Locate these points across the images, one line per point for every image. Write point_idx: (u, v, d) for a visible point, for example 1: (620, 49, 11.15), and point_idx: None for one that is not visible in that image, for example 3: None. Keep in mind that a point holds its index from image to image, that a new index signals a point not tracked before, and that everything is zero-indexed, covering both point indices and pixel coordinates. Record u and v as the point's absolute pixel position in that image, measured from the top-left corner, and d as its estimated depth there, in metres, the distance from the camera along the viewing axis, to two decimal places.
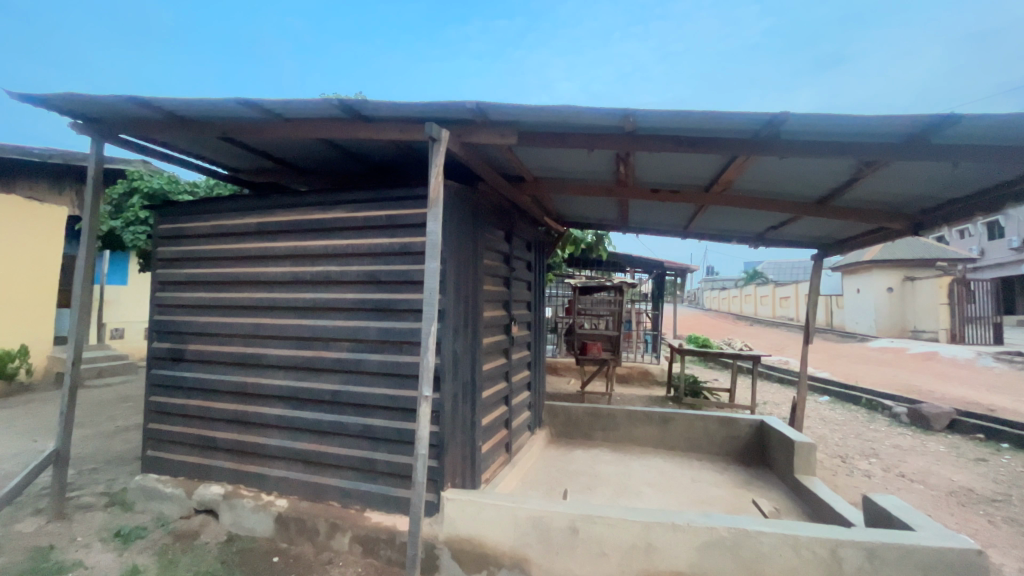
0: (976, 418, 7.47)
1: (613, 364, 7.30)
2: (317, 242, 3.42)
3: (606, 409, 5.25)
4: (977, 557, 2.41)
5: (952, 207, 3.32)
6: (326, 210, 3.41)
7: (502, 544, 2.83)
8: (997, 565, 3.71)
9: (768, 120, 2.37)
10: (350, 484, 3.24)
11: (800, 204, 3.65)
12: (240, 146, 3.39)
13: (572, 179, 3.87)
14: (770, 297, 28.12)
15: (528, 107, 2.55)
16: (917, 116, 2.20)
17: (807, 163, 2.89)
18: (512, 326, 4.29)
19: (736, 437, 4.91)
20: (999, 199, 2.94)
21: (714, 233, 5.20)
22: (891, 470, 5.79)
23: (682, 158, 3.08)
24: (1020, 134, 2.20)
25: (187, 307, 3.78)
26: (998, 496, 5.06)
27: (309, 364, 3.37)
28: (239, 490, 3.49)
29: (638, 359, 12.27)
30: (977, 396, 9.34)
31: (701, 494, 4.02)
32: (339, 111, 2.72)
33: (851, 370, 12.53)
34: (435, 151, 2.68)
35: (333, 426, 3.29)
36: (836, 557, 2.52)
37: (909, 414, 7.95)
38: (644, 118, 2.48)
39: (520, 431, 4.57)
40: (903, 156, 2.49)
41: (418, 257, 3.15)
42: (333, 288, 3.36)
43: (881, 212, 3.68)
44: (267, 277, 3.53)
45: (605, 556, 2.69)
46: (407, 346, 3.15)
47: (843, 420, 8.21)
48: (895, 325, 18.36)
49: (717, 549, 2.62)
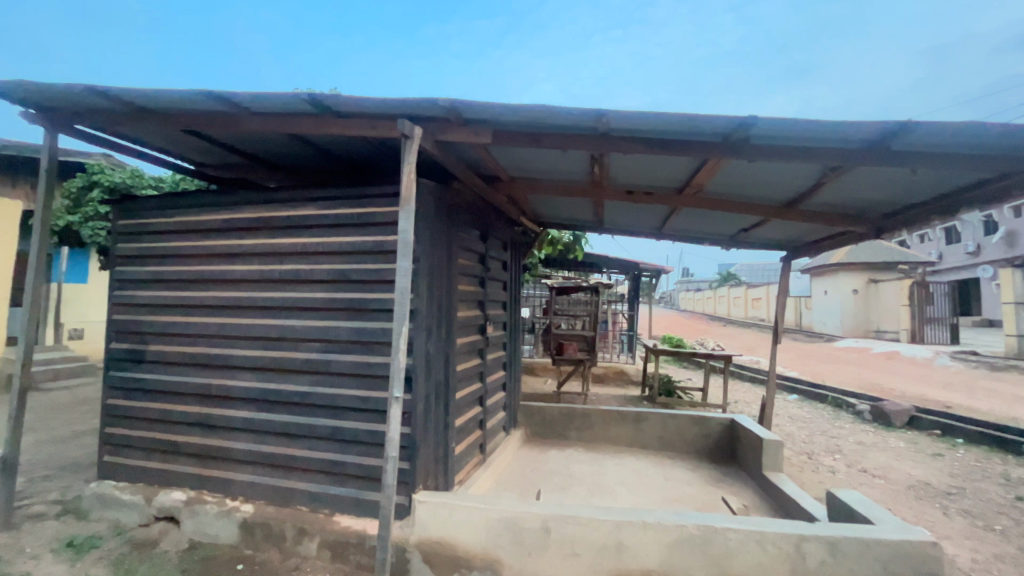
0: (933, 415, 7.78)
1: (589, 364, 7.34)
2: (286, 240, 3.33)
3: (580, 409, 5.28)
4: (932, 548, 2.50)
5: (911, 212, 3.45)
6: (296, 207, 3.32)
7: (474, 546, 2.80)
8: (951, 556, 3.86)
9: (737, 124, 2.40)
10: (319, 488, 3.16)
11: (768, 208, 3.73)
12: (208, 140, 3.27)
13: (548, 180, 3.87)
14: (742, 298, 28.82)
15: (502, 105, 2.53)
16: (879, 122, 2.27)
17: (776, 167, 2.96)
18: (488, 326, 4.27)
19: (707, 435, 4.99)
20: (955, 204, 3.06)
21: (687, 236, 5.29)
22: (854, 466, 5.99)
23: (654, 160, 3.11)
24: (974, 143, 2.29)
25: (148, 307, 3.63)
26: (952, 490, 5.28)
27: (277, 365, 3.27)
28: (202, 496, 3.37)
29: (614, 358, 12.40)
30: (934, 393, 9.77)
31: (673, 492, 4.07)
32: (309, 106, 2.65)
33: (817, 369, 12.94)
34: (408, 148, 2.63)
35: (301, 428, 3.20)
36: (799, 551, 2.58)
37: (872, 411, 8.24)
38: (617, 119, 2.49)
39: (495, 432, 4.54)
40: (865, 161, 2.57)
41: (390, 256, 3.10)
42: (302, 287, 3.27)
43: (846, 216, 3.79)
44: (233, 276, 3.42)
45: (576, 556, 2.69)
46: (378, 346, 3.09)
47: (810, 417, 8.46)
48: (860, 326, 19.06)
49: (686, 546, 2.65)
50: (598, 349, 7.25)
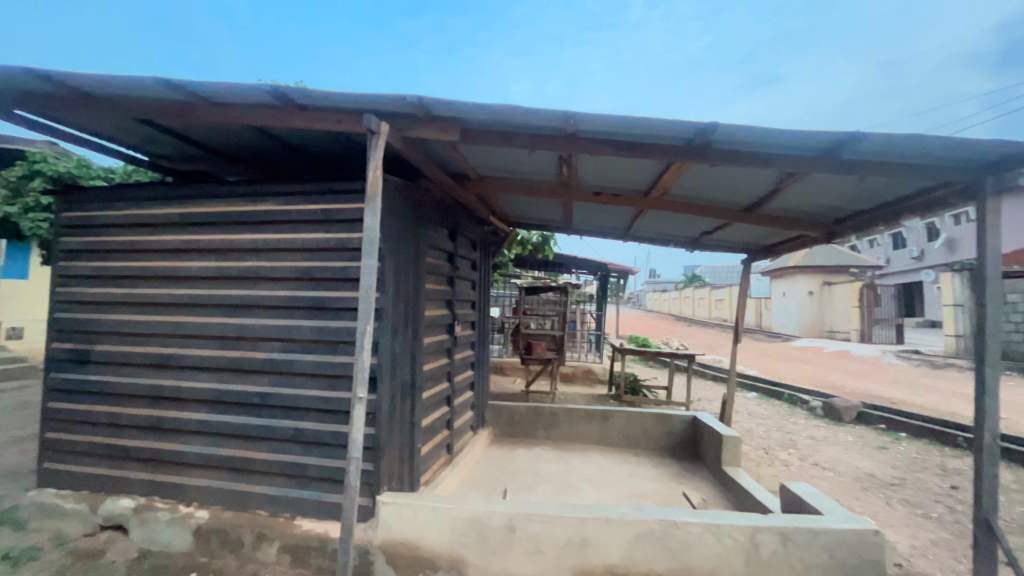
0: (879, 411, 8.23)
1: (557, 363, 7.40)
2: (245, 235, 3.22)
3: (547, 408, 5.33)
4: (874, 536, 2.65)
5: (859, 218, 3.65)
6: (257, 202, 3.22)
7: (438, 546, 2.78)
8: (893, 543, 4.10)
9: (699, 129, 2.46)
10: (278, 491, 3.07)
11: (729, 211, 3.86)
12: (163, 131, 3.12)
13: (516, 180, 3.89)
14: (706, 299, 29.71)
15: (471, 102, 2.51)
16: (831, 132, 2.37)
17: (735, 172, 3.07)
18: (456, 325, 4.25)
19: (671, 432, 5.11)
20: (899, 211, 3.24)
21: (653, 237, 5.42)
22: (807, 460, 6.28)
23: (620, 162, 3.16)
24: (917, 153, 2.43)
25: (94, 305, 3.44)
26: (895, 480, 5.61)
27: (235, 365, 3.16)
28: (153, 503, 3.22)
29: (582, 358, 12.57)
30: (880, 389, 10.35)
31: (637, 488, 4.16)
32: (271, 98, 2.57)
33: (774, 367, 13.49)
34: (374, 144, 2.55)
35: (261, 430, 3.10)
36: (753, 542, 2.68)
37: (824, 407, 8.65)
38: (584, 121, 2.52)
39: (462, 431, 4.53)
40: (819, 168, 2.69)
41: (355, 253, 3.04)
42: (263, 284, 3.17)
43: (800, 221, 3.97)
44: (189, 272, 3.28)
45: (540, 553, 2.71)
46: (342, 346, 3.03)
47: (768, 413, 8.81)
48: (815, 326, 19.96)
49: (648, 540, 2.71)
50: (566, 348, 7.33)
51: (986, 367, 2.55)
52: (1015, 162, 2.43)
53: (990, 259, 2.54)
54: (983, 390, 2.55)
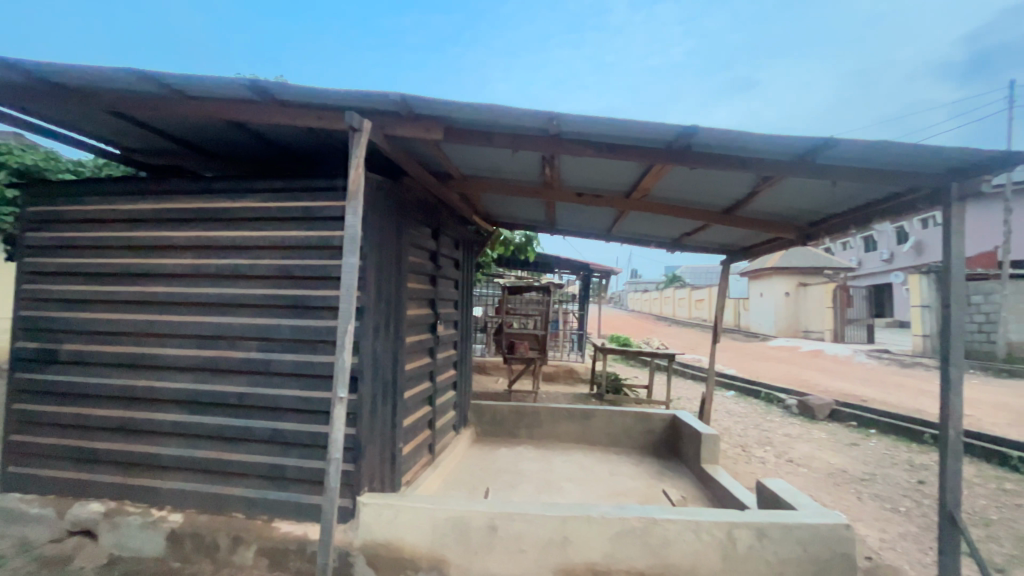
0: (851, 408, 8.49)
1: (540, 363, 7.42)
2: (223, 232, 3.15)
3: (530, 407, 5.35)
4: (845, 530, 2.73)
5: (833, 221, 3.75)
6: (235, 200, 3.16)
7: (420, 546, 2.76)
8: (863, 537, 4.24)
9: (680, 132, 2.50)
10: (256, 494, 3.01)
11: (709, 213, 3.93)
12: (136, 125, 3.03)
13: (500, 180, 3.89)
14: (686, 299, 30.16)
15: (454, 102, 2.51)
16: (806, 137, 2.44)
17: (714, 175, 3.13)
18: (438, 324, 4.23)
19: (651, 431, 5.18)
20: (870, 215, 3.35)
21: (634, 238, 5.48)
22: (782, 456, 6.43)
23: (602, 163, 3.19)
24: (887, 159, 2.52)
25: (63, 302, 3.33)
26: (866, 476, 5.79)
27: (211, 364, 3.09)
28: (124, 507, 3.13)
29: (564, 357, 12.64)
30: (852, 388, 10.66)
31: (618, 486, 4.21)
32: (250, 93, 2.52)
33: (751, 366, 13.79)
34: (356, 142, 2.52)
35: (238, 431, 3.04)
36: (730, 538, 2.74)
37: (799, 405, 8.87)
38: (567, 122, 2.54)
39: (444, 431, 4.51)
40: (795, 172, 2.76)
41: (336, 251, 3.01)
42: (241, 282, 3.11)
43: (776, 223, 4.06)
44: (163, 269, 3.19)
45: (522, 552, 2.72)
46: (322, 346, 2.99)
47: (745, 412, 8.99)
48: (791, 326, 20.46)
49: (628, 538, 2.75)
50: (549, 348, 7.35)
51: (950, 366, 2.65)
52: (979, 169, 2.54)
53: (956, 262, 2.64)
54: (947, 388, 2.66)
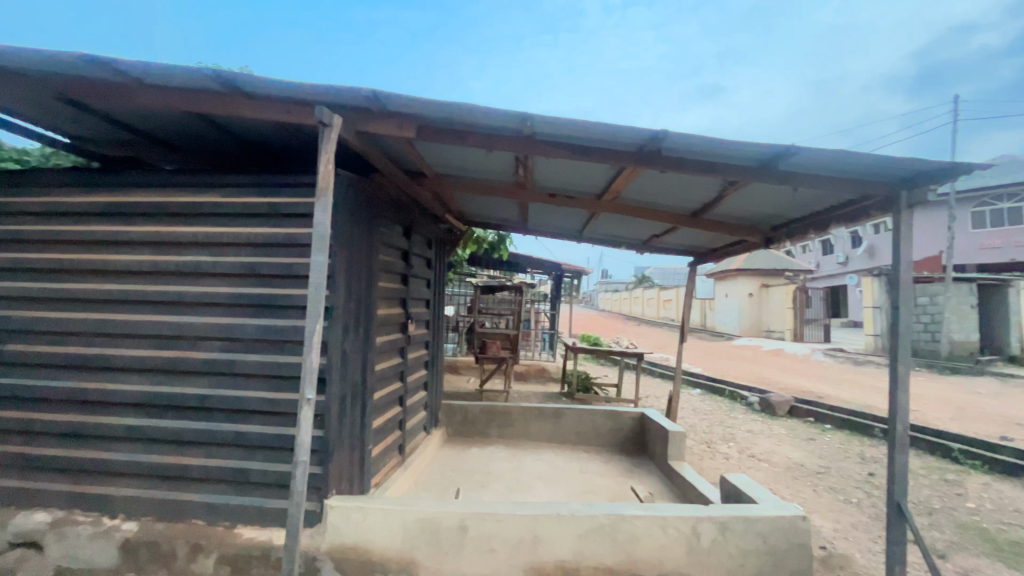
0: (808, 405, 8.87)
1: (511, 363, 7.43)
2: (184, 228, 3.03)
3: (501, 407, 5.36)
4: (802, 521, 2.86)
5: (793, 226, 3.91)
6: (198, 195, 3.05)
7: (389, 549, 2.73)
8: (819, 528, 4.44)
9: (650, 137, 2.56)
10: (217, 499, 2.91)
11: (677, 216, 4.04)
12: (89, 113, 2.87)
13: (472, 179, 3.88)
14: (655, 299, 30.83)
15: (427, 99, 2.48)
16: (769, 145, 2.53)
17: (682, 178, 3.22)
18: (410, 324, 4.19)
19: (620, 429, 5.28)
20: (827, 221, 3.51)
21: (606, 239, 5.56)
22: (745, 452, 6.66)
23: (574, 165, 3.23)
24: (844, 168, 2.64)
25: (4, 300, 3.12)
26: (821, 469, 6.07)
27: (170, 366, 2.96)
28: (73, 516, 2.96)
29: (536, 357, 12.71)
30: (810, 385, 11.14)
31: (588, 484, 4.27)
32: (215, 84, 2.43)
33: (716, 365, 14.23)
34: (326, 137, 2.46)
35: (199, 435, 2.92)
36: (695, 532, 2.82)
37: (761, 402, 9.20)
38: (541, 123, 2.55)
39: (415, 432, 4.47)
40: (758, 177, 2.86)
41: (305, 249, 2.93)
42: (202, 280, 2.99)
43: (741, 227, 4.20)
44: (117, 266, 3.04)
45: (492, 552, 2.73)
46: (289, 346, 2.91)
47: (710, 409, 9.27)
48: (753, 326, 21.19)
49: (597, 535, 2.79)
50: (521, 347, 7.37)
51: (899, 364, 2.80)
52: (926, 178, 2.69)
53: (904, 266, 2.79)
54: (896, 384, 2.81)
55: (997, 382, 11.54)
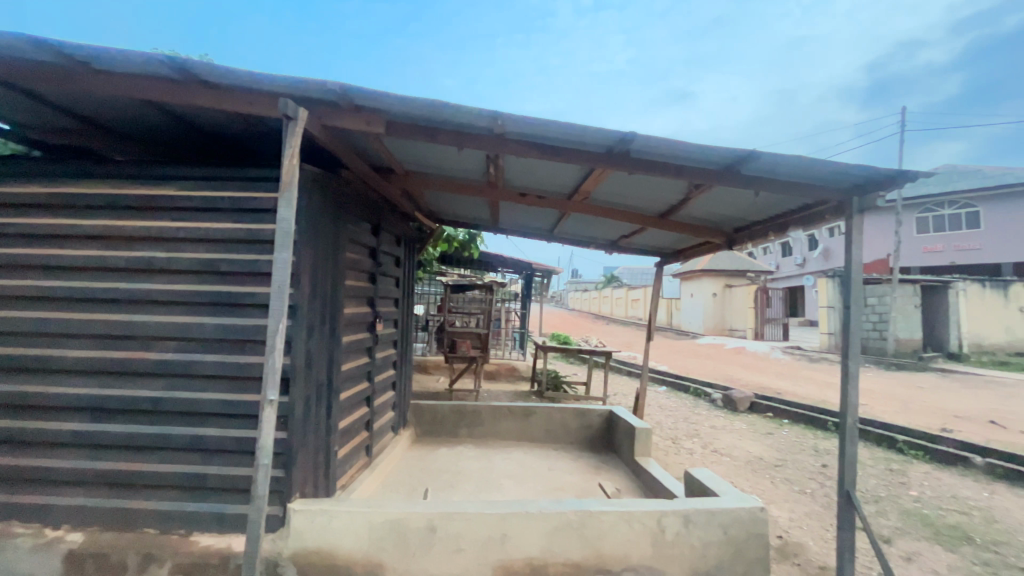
0: (768, 401, 9.23)
1: (481, 362, 7.41)
2: (136, 223, 2.88)
3: (471, 406, 5.34)
4: (760, 512, 2.97)
5: (754, 228, 4.06)
6: (152, 188, 2.91)
7: (355, 552, 2.67)
8: (776, 518, 4.62)
9: (619, 139, 2.60)
10: (171, 507, 2.78)
11: (644, 217, 4.13)
12: (31, 99, 2.69)
13: (443, 177, 3.85)
14: (624, 299, 31.42)
15: (396, 95, 2.45)
16: (732, 149, 2.62)
17: (650, 180, 3.29)
18: (377, 322, 4.12)
19: (588, 426, 5.36)
20: (786, 224, 3.66)
21: (576, 239, 5.63)
22: (707, 447, 6.88)
23: (545, 165, 3.25)
24: (802, 173, 2.76)
25: None
26: (779, 462, 6.32)
27: (119, 367, 2.81)
28: (12, 528, 2.78)
29: (506, 356, 12.74)
30: (770, 382, 11.61)
31: (557, 481, 4.31)
32: (171, 72, 2.33)
33: (682, 363, 14.62)
34: (290, 131, 2.39)
35: (151, 439, 2.79)
36: (660, 525, 2.88)
37: (723, 398, 9.51)
38: (511, 122, 2.55)
39: (382, 432, 4.40)
40: (721, 180, 2.95)
41: (268, 246, 2.84)
42: (157, 277, 2.86)
43: (705, 228, 4.33)
44: (62, 261, 2.86)
45: (461, 552, 2.71)
46: (250, 345, 2.81)
47: (675, 406, 9.52)
48: (717, 325, 21.88)
49: (565, 531, 2.82)
50: (491, 346, 7.37)
51: (849, 361, 2.94)
52: (875, 185, 2.84)
53: (855, 268, 2.94)
54: (847, 380, 2.95)
55: (938, 377, 12.32)
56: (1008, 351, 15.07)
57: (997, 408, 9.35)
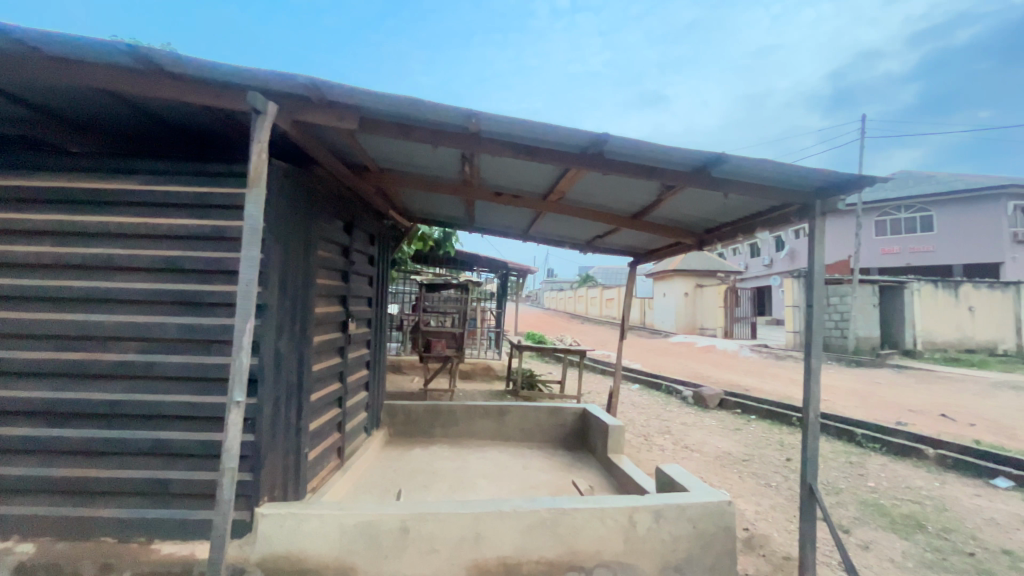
0: (736, 398, 9.50)
1: (456, 361, 7.37)
2: (93, 218, 2.76)
3: (445, 406, 5.31)
4: (728, 506, 3.06)
5: (723, 230, 4.17)
6: (111, 182, 2.79)
7: (326, 555, 2.62)
8: (743, 511, 4.77)
9: (594, 140, 2.62)
10: (131, 514, 2.67)
11: (618, 218, 4.18)
12: None
13: (418, 176, 3.81)
14: (598, 298, 31.79)
15: (370, 91, 2.41)
16: (702, 152, 2.69)
17: (624, 181, 3.34)
18: (350, 322, 4.06)
19: (562, 424, 5.40)
20: (753, 226, 3.77)
21: (551, 238, 5.66)
22: (678, 443, 7.03)
23: (520, 164, 3.26)
24: (768, 177, 2.84)
25: None
26: (746, 457, 6.52)
27: (74, 369, 2.67)
28: None
29: (481, 355, 12.72)
30: (738, 379, 11.95)
31: (531, 479, 4.33)
32: (133, 62, 2.23)
33: (655, 361, 14.90)
34: (258, 125, 2.32)
35: (110, 444, 2.67)
36: (632, 521, 2.93)
37: (694, 396, 9.74)
38: (486, 121, 2.55)
39: (355, 433, 4.33)
40: (692, 182, 3.01)
41: (235, 243, 2.76)
42: (115, 275, 2.73)
43: (677, 229, 4.42)
44: (12, 258, 2.72)
45: (434, 552, 2.69)
46: (216, 345, 2.72)
47: (648, 403, 9.69)
48: (688, 324, 22.37)
49: (538, 529, 2.84)
50: (466, 345, 7.33)
51: (812, 359, 3.05)
52: (836, 190, 2.95)
53: (817, 269, 3.05)
54: (810, 377, 3.06)
55: (894, 373, 12.91)
56: (958, 349, 15.90)
57: (947, 402, 9.87)
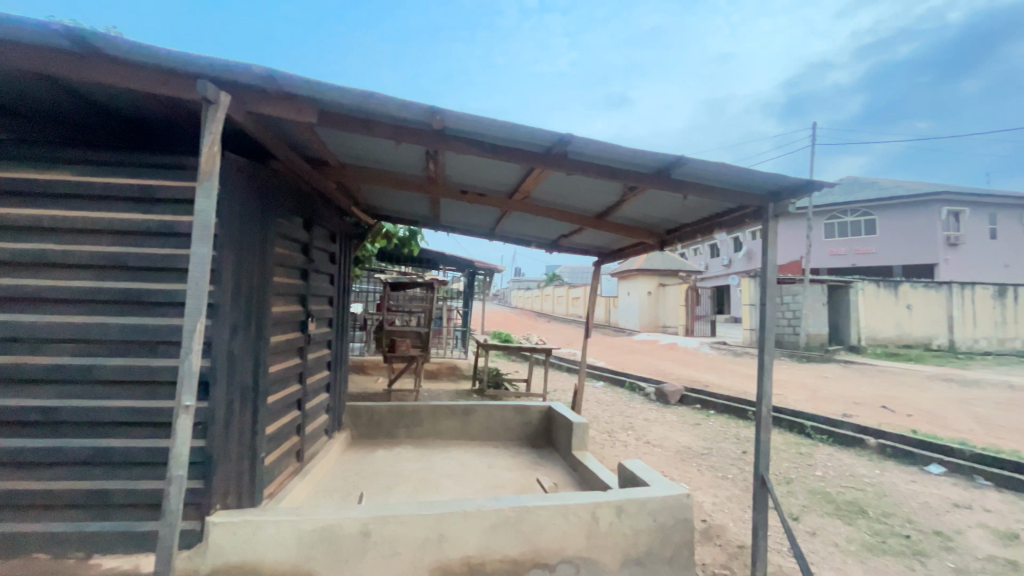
0: (696, 394, 9.81)
1: (421, 361, 7.27)
2: (25, 211, 2.56)
3: (410, 406, 5.23)
4: (686, 498, 3.15)
5: (683, 231, 4.29)
6: (45, 174, 2.60)
7: (282, 562, 2.53)
8: (701, 503, 4.92)
9: (558, 139, 2.64)
10: (67, 528, 2.50)
11: (583, 218, 4.24)
12: None
13: (381, 172, 3.74)
14: (565, 297, 32.14)
15: (329, 84, 2.34)
16: (662, 154, 2.75)
17: (588, 181, 3.39)
18: (310, 322, 3.94)
19: (528, 422, 5.43)
20: (711, 227, 3.90)
21: (517, 237, 5.68)
22: (641, 439, 7.20)
23: (486, 163, 3.25)
24: (725, 180, 2.94)
25: None
26: (704, 450, 6.75)
27: (2, 374, 2.48)
28: None
29: (448, 354, 12.62)
30: (698, 375, 12.35)
31: (496, 478, 4.33)
32: (70, 44, 2.08)
33: (619, 359, 15.19)
34: (209, 116, 2.21)
35: (44, 454, 2.49)
36: (594, 517, 2.98)
37: (656, 392, 9.99)
38: (450, 118, 2.52)
39: (315, 436, 4.21)
40: (654, 183, 3.08)
41: (184, 240, 2.63)
42: (49, 272, 2.55)
43: (640, 229, 4.52)
44: None
45: (397, 555, 2.65)
46: (163, 347, 2.59)
47: (612, 400, 9.88)
48: (651, 322, 22.93)
49: (502, 528, 2.84)
50: (431, 345, 7.24)
51: (765, 355, 3.19)
52: (787, 194, 3.09)
53: (770, 269, 3.19)
54: (763, 373, 3.18)
55: (840, 368, 13.66)
56: (898, 344, 16.97)
57: (887, 394, 10.52)
